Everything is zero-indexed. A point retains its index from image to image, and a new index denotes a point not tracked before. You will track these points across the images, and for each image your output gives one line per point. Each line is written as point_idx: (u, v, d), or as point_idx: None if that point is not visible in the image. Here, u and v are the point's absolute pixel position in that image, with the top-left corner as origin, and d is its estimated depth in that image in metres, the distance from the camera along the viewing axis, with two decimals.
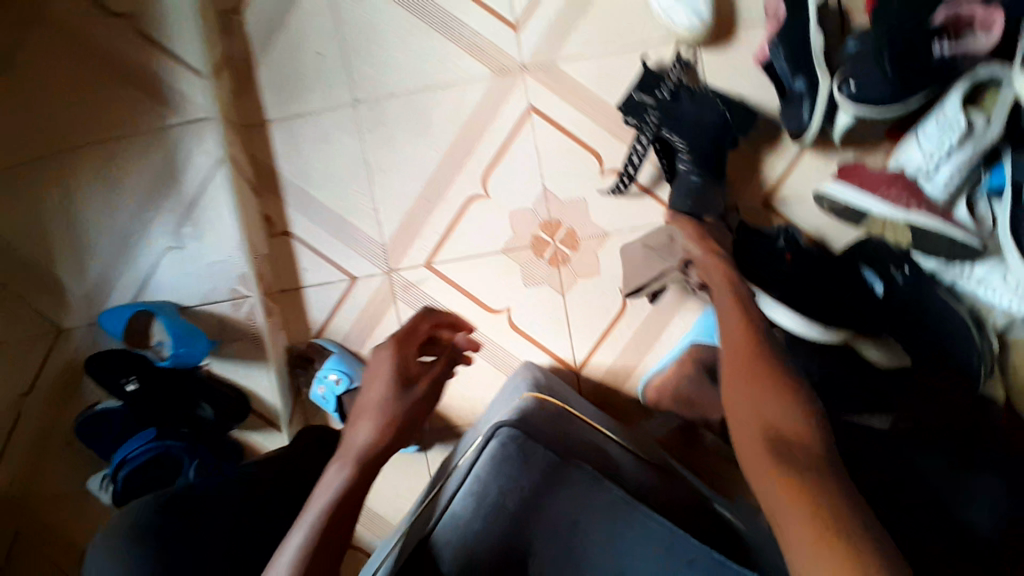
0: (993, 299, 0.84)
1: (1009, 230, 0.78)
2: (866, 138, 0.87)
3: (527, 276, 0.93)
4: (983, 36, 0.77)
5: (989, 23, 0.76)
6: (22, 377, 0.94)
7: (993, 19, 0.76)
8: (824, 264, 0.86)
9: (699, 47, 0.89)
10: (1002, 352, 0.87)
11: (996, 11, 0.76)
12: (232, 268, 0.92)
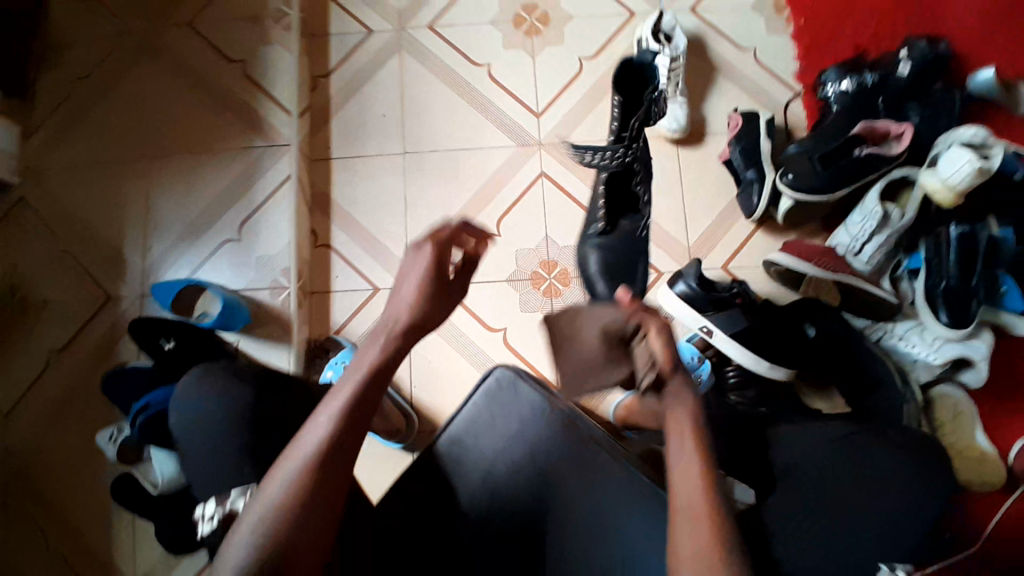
0: (913, 354, 1.03)
1: (923, 294, 1.00)
2: (806, 222, 1.10)
3: (524, 303, 1.10)
4: (896, 143, 1.01)
5: (901, 134, 1.01)
6: (62, 334, 1.06)
7: (904, 132, 1.00)
8: (772, 312, 1.03)
9: (678, 143, 1.15)
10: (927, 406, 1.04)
11: (906, 126, 1.00)
12: (276, 262, 1.08)
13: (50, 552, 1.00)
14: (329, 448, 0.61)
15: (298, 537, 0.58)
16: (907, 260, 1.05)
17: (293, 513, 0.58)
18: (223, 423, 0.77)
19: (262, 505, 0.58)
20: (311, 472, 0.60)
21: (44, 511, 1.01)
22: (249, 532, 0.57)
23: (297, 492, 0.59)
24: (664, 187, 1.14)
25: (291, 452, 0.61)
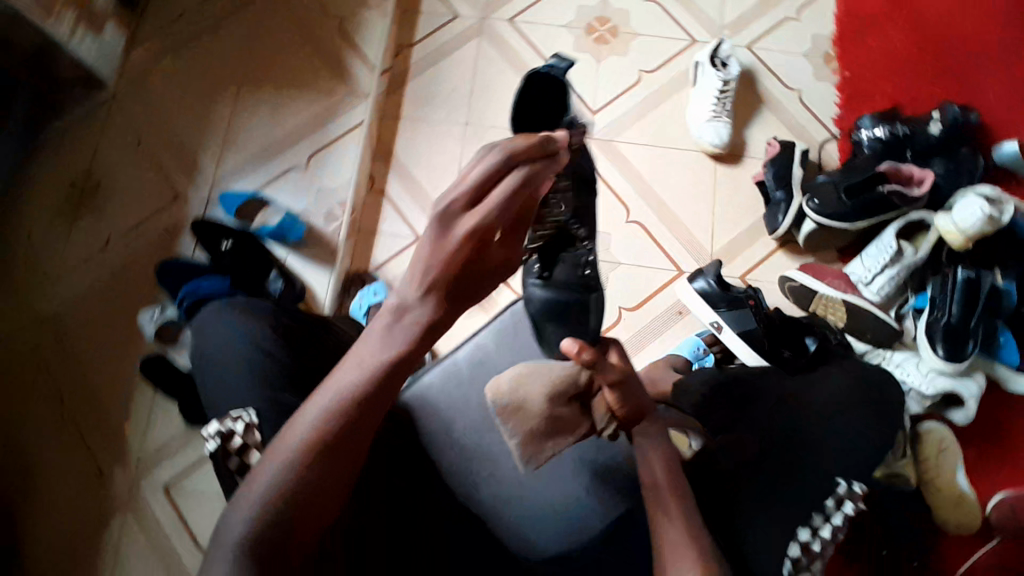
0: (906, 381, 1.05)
1: (926, 332, 1.05)
2: (825, 249, 1.17)
3: None
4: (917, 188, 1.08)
5: (921, 180, 1.09)
6: (128, 220, 1.16)
7: (924, 178, 1.08)
8: (788, 323, 1.03)
9: (718, 160, 1.23)
10: (913, 439, 1.04)
11: (926, 172, 1.08)
12: (336, 194, 1.18)
13: (80, 412, 1.09)
14: (346, 413, 0.55)
15: (305, 505, 0.53)
16: (914, 299, 1.12)
17: (303, 477, 0.53)
18: (258, 348, 0.76)
19: (271, 467, 0.53)
20: (323, 440, 0.54)
21: (75, 374, 1.11)
22: (258, 495, 0.52)
23: (309, 459, 0.53)
24: (700, 196, 1.21)
25: (304, 412, 0.56)
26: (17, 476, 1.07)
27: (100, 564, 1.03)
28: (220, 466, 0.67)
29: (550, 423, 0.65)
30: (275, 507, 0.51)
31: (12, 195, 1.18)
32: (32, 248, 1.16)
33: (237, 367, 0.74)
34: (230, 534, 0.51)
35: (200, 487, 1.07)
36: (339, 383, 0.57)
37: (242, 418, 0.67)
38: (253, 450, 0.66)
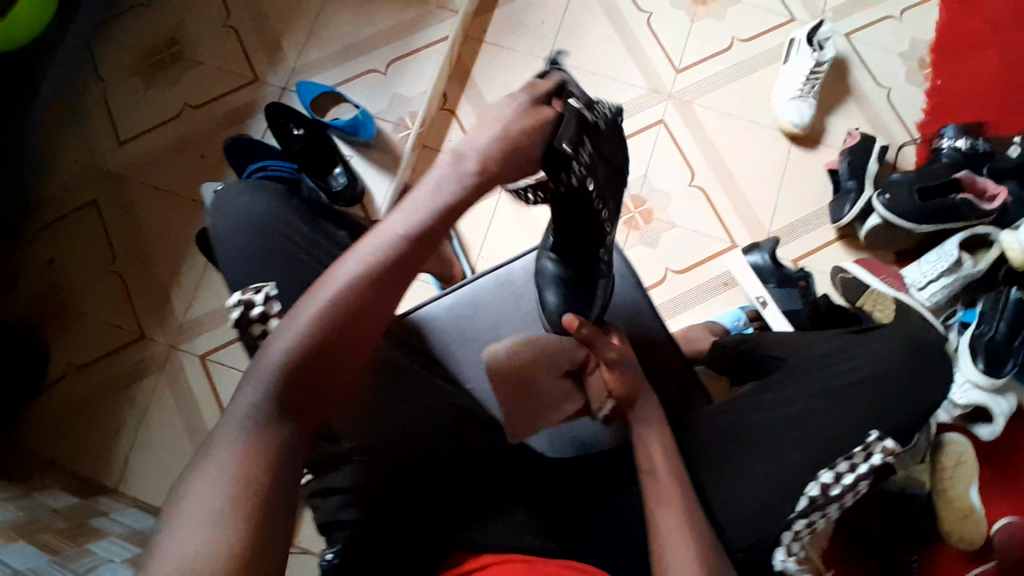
0: None
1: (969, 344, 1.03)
2: (885, 247, 1.15)
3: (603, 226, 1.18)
4: (988, 202, 1.07)
5: (994, 195, 1.07)
6: (200, 94, 1.17)
7: (998, 194, 1.07)
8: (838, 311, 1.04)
9: (794, 141, 1.22)
10: (936, 446, 1.02)
11: (1002, 188, 1.07)
12: (409, 104, 1.18)
13: (128, 268, 1.12)
14: (372, 279, 0.53)
15: (324, 359, 0.52)
16: (962, 312, 1.09)
17: (327, 338, 0.51)
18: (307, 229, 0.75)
19: (297, 326, 0.52)
20: (346, 307, 0.52)
21: (131, 232, 1.13)
22: (279, 352, 0.51)
23: (332, 321, 0.52)
24: (768, 173, 1.20)
25: (331, 275, 0.53)
26: (63, 319, 1.11)
27: (129, 416, 1.08)
28: (243, 335, 0.67)
29: (541, 399, 0.66)
30: (297, 363, 0.51)
31: (97, 48, 1.20)
32: (107, 104, 1.18)
33: (268, 243, 0.73)
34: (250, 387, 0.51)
35: (232, 362, 1.10)
36: (369, 249, 0.54)
37: (263, 289, 0.68)
38: (272, 319, 0.66)
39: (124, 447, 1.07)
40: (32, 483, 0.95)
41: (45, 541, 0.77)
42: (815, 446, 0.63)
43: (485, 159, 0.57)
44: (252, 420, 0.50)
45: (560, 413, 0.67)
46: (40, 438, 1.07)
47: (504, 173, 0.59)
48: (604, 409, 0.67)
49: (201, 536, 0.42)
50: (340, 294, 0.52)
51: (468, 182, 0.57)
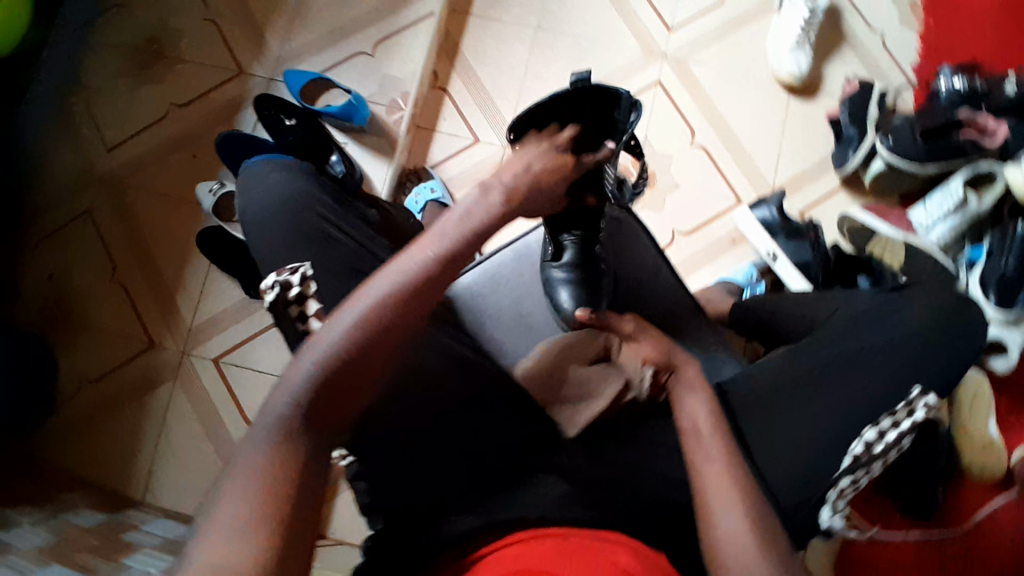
0: None
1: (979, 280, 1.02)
2: (889, 192, 1.15)
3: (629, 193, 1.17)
4: (989, 138, 1.06)
5: (995, 130, 1.06)
6: (185, 91, 1.14)
7: (999, 129, 1.06)
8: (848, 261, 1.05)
9: (792, 92, 1.20)
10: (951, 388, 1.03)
11: (1002, 122, 1.06)
12: (401, 85, 1.16)
13: (129, 275, 1.11)
14: (400, 299, 0.52)
15: (362, 367, 0.51)
16: (969, 251, 1.08)
17: (354, 357, 0.51)
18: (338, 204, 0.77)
19: (322, 344, 0.50)
20: (375, 326, 0.51)
21: (131, 238, 1.11)
22: (317, 357, 0.50)
23: (361, 340, 0.51)
24: (768, 127, 1.19)
25: (359, 295, 0.52)
26: (71, 331, 1.09)
27: (148, 425, 1.07)
28: (281, 316, 0.68)
29: (576, 382, 0.69)
30: (323, 382, 0.50)
31: (76, 52, 1.16)
32: (92, 108, 1.15)
33: (297, 217, 0.73)
34: (286, 393, 0.50)
35: (247, 363, 1.08)
36: (397, 271, 0.54)
37: (299, 269, 0.69)
38: (310, 300, 0.68)
39: (146, 456, 1.06)
40: (58, 499, 0.94)
41: (81, 560, 0.76)
42: (846, 398, 0.62)
43: (511, 190, 0.61)
44: (286, 424, 0.48)
45: (600, 399, 0.67)
46: (59, 452, 1.06)
47: (530, 200, 0.63)
48: (640, 376, 0.66)
49: (228, 556, 0.41)
50: (382, 302, 0.52)
51: (495, 210, 0.60)
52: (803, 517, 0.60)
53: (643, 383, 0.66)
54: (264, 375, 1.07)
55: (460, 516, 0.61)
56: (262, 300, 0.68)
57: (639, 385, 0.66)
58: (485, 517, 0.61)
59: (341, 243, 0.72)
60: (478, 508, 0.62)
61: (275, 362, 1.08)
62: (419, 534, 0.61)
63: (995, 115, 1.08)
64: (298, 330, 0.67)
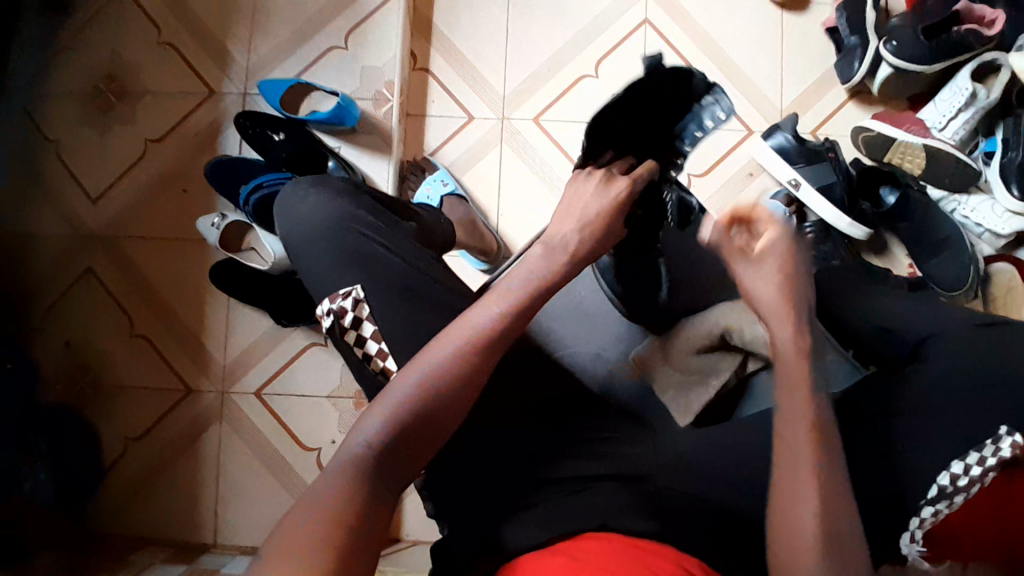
0: (972, 225, 1.05)
1: (999, 174, 1.01)
2: (898, 97, 1.12)
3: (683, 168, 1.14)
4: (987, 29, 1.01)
5: (993, 20, 1.01)
6: (163, 124, 1.12)
7: (996, 17, 1.01)
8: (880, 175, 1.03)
9: (783, 8, 1.16)
10: (984, 280, 1.03)
11: (999, 11, 1.01)
12: (382, 74, 1.10)
13: (149, 321, 1.10)
14: (470, 353, 0.54)
15: (448, 403, 0.53)
16: (984, 143, 1.06)
17: (427, 410, 0.52)
18: (381, 222, 0.73)
19: (394, 395, 0.52)
20: (451, 380, 0.53)
21: (146, 289, 1.10)
22: (404, 386, 0.52)
23: (436, 393, 0.52)
24: (765, 50, 1.15)
25: (428, 351, 0.54)
26: (103, 394, 1.09)
27: (205, 468, 1.07)
28: (339, 341, 0.67)
29: (688, 372, 0.77)
30: (399, 425, 0.51)
31: (41, 112, 1.13)
32: (73, 167, 1.13)
33: (346, 245, 0.70)
34: (371, 416, 0.51)
35: (291, 389, 1.08)
36: (464, 327, 0.55)
37: (351, 294, 0.67)
38: (365, 322, 0.66)
39: (208, 501, 1.07)
40: (131, 562, 0.95)
41: None
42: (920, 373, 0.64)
43: (575, 249, 0.64)
44: (366, 445, 0.50)
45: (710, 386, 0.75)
46: (116, 507, 1.07)
47: (597, 250, 0.66)
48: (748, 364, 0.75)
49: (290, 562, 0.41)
50: (467, 339, 0.55)
51: (559, 260, 0.63)
52: (893, 465, 0.60)
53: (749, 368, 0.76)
54: (310, 397, 1.08)
55: (515, 523, 0.57)
56: (322, 325, 0.69)
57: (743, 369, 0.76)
58: (546, 516, 0.56)
59: (383, 257, 0.69)
60: (533, 509, 0.58)
61: (320, 384, 1.08)
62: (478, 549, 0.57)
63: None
64: (357, 355, 0.67)
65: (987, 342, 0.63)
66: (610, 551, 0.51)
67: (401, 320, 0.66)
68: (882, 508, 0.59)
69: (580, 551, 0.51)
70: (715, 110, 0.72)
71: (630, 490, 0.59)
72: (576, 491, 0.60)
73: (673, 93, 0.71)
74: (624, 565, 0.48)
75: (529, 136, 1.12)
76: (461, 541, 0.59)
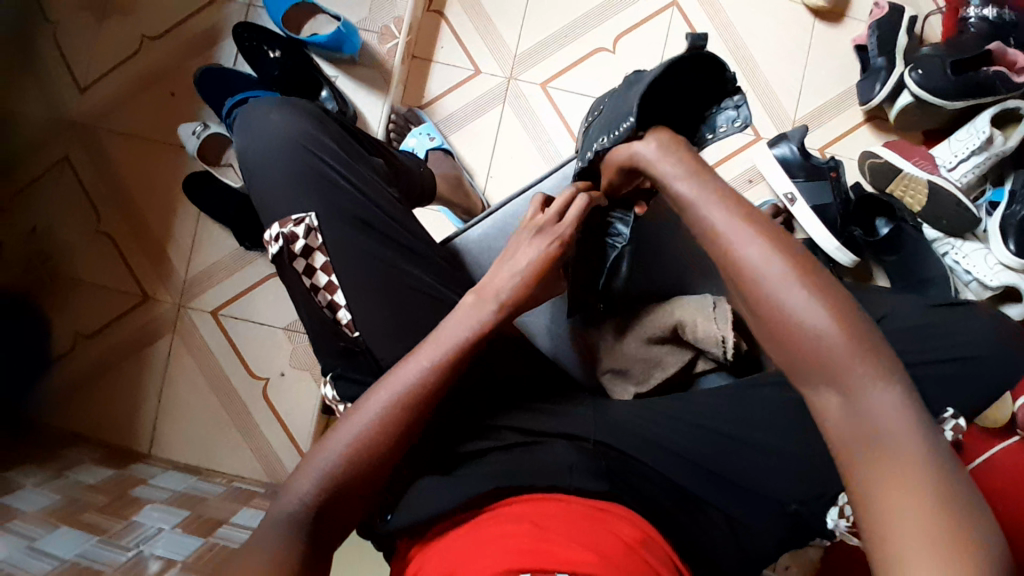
0: (960, 273, 1.01)
1: (999, 228, 0.98)
2: (910, 129, 1.09)
3: None
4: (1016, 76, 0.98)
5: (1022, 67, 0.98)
6: (161, 23, 1.09)
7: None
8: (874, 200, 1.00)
9: (816, 15, 1.11)
10: None
11: None
12: (392, 11, 1.07)
13: (118, 220, 1.08)
14: (395, 415, 0.53)
15: (377, 462, 0.52)
16: (991, 193, 1.03)
17: (358, 470, 0.52)
18: (344, 152, 0.70)
19: (326, 458, 0.52)
20: (377, 437, 0.52)
21: (117, 189, 1.08)
22: (338, 449, 0.52)
23: (363, 453, 0.52)
24: (789, 56, 1.11)
25: (358, 410, 0.53)
26: (59, 288, 1.07)
27: (149, 379, 1.06)
28: (286, 268, 0.66)
29: (641, 359, 0.70)
30: (332, 489, 0.51)
31: None
32: (64, 51, 1.09)
33: (303, 169, 0.67)
34: (303, 483, 0.51)
35: (246, 314, 1.07)
36: (394, 381, 0.54)
37: (304, 221, 0.65)
38: (317, 252, 0.65)
39: (148, 412, 1.06)
40: (61, 457, 0.94)
41: (87, 519, 0.75)
42: None
43: (507, 301, 0.59)
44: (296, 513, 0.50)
45: (664, 369, 0.70)
46: (56, 401, 1.05)
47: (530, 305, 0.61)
48: (714, 346, 0.67)
49: None
50: (392, 398, 0.53)
51: (488, 324, 0.57)
52: (816, 487, 0.59)
53: (722, 349, 0.67)
54: (266, 326, 1.07)
55: (439, 476, 0.59)
56: (269, 250, 0.66)
57: (716, 350, 0.67)
58: (503, 467, 0.58)
59: (343, 187, 0.67)
60: (487, 456, 0.61)
61: (278, 314, 1.07)
62: (429, 488, 0.58)
63: None
64: (305, 285, 0.65)
65: (935, 384, 0.62)
66: (576, 518, 0.51)
67: (355, 257, 0.65)
68: (789, 522, 0.60)
69: (535, 511, 0.52)
70: (733, 116, 0.61)
71: (572, 458, 0.58)
72: (525, 442, 0.62)
73: (704, 90, 0.61)
74: (591, 538, 0.48)
75: (533, 100, 1.08)
76: (411, 484, 0.60)
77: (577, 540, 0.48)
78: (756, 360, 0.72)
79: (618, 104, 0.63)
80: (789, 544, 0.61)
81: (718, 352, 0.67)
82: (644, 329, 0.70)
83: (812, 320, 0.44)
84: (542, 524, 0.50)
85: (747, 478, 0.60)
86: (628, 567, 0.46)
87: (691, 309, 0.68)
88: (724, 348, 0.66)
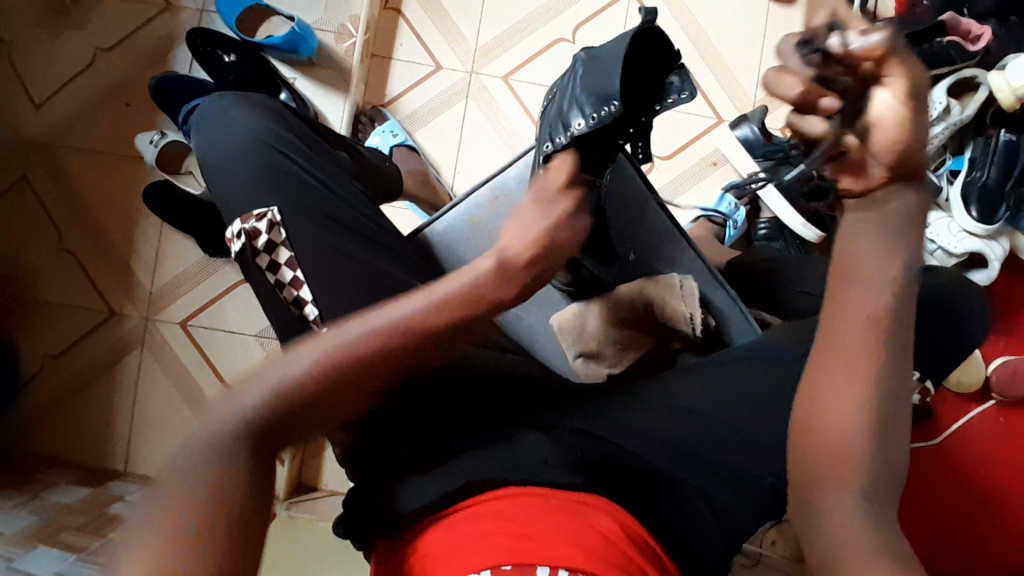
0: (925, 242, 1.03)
1: (960, 197, 0.99)
2: None
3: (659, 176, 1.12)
4: (972, 45, 0.98)
5: (978, 37, 0.98)
6: (113, 34, 1.07)
7: (982, 34, 0.98)
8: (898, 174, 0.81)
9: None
10: None
11: (986, 27, 0.98)
12: (348, 10, 1.06)
13: (80, 236, 1.06)
14: (398, 343, 0.43)
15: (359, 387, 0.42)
16: (951, 161, 1.04)
17: (333, 390, 0.41)
18: (305, 148, 0.70)
19: (298, 364, 0.41)
20: (366, 362, 0.42)
21: (77, 204, 1.06)
22: (315, 358, 0.41)
23: (345, 369, 0.41)
24: (748, 37, 1.12)
25: (351, 321, 0.43)
26: (25, 310, 1.05)
27: (122, 395, 1.04)
28: (249, 265, 0.65)
29: (618, 340, 0.70)
30: (295, 408, 0.40)
31: None
32: (16, 69, 1.07)
33: (260, 168, 0.66)
34: (267, 382, 0.40)
35: (217, 324, 1.05)
36: (404, 307, 0.44)
37: (266, 216, 0.64)
38: (281, 248, 0.64)
39: (123, 430, 1.03)
40: (37, 481, 0.91)
41: (69, 541, 0.73)
42: None
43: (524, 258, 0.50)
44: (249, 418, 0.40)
45: (639, 350, 0.70)
46: (28, 425, 1.03)
47: None
48: (689, 315, 0.69)
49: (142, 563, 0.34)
50: (395, 323, 0.43)
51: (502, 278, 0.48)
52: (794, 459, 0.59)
53: (696, 321, 0.69)
54: (237, 334, 1.05)
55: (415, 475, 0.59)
56: (230, 248, 0.65)
57: (691, 320, 0.69)
58: (477, 462, 0.57)
59: (302, 184, 0.66)
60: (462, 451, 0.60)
61: (248, 322, 1.05)
62: (411, 488, 0.57)
63: (979, 16, 1.02)
64: (269, 280, 0.65)
65: None
66: (561, 515, 0.50)
67: (316, 252, 0.63)
68: (769, 494, 0.60)
69: (516, 509, 0.51)
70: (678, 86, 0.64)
71: (547, 451, 0.57)
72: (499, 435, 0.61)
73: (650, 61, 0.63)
74: (578, 537, 0.48)
75: (495, 93, 1.08)
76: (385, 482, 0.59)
77: (564, 540, 0.47)
78: (722, 336, 0.73)
79: (580, 81, 0.63)
80: (770, 516, 0.61)
81: (691, 325, 0.70)
82: (620, 306, 0.72)
83: (838, 350, 0.40)
84: (530, 526, 0.48)
85: (722, 454, 0.60)
86: (609, 565, 0.46)
87: (663, 288, 0.71)
88: (697, 319, 0.69)
